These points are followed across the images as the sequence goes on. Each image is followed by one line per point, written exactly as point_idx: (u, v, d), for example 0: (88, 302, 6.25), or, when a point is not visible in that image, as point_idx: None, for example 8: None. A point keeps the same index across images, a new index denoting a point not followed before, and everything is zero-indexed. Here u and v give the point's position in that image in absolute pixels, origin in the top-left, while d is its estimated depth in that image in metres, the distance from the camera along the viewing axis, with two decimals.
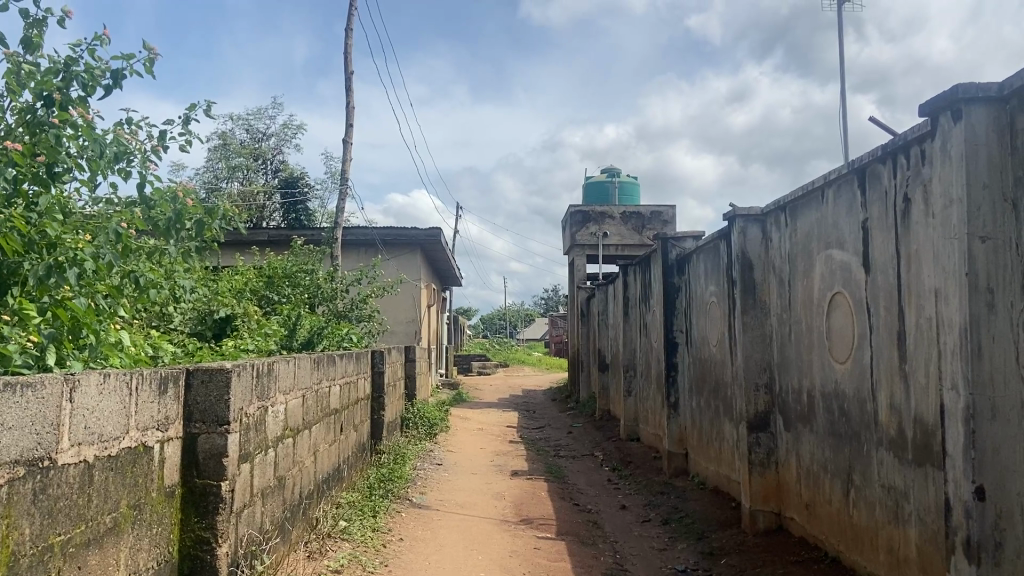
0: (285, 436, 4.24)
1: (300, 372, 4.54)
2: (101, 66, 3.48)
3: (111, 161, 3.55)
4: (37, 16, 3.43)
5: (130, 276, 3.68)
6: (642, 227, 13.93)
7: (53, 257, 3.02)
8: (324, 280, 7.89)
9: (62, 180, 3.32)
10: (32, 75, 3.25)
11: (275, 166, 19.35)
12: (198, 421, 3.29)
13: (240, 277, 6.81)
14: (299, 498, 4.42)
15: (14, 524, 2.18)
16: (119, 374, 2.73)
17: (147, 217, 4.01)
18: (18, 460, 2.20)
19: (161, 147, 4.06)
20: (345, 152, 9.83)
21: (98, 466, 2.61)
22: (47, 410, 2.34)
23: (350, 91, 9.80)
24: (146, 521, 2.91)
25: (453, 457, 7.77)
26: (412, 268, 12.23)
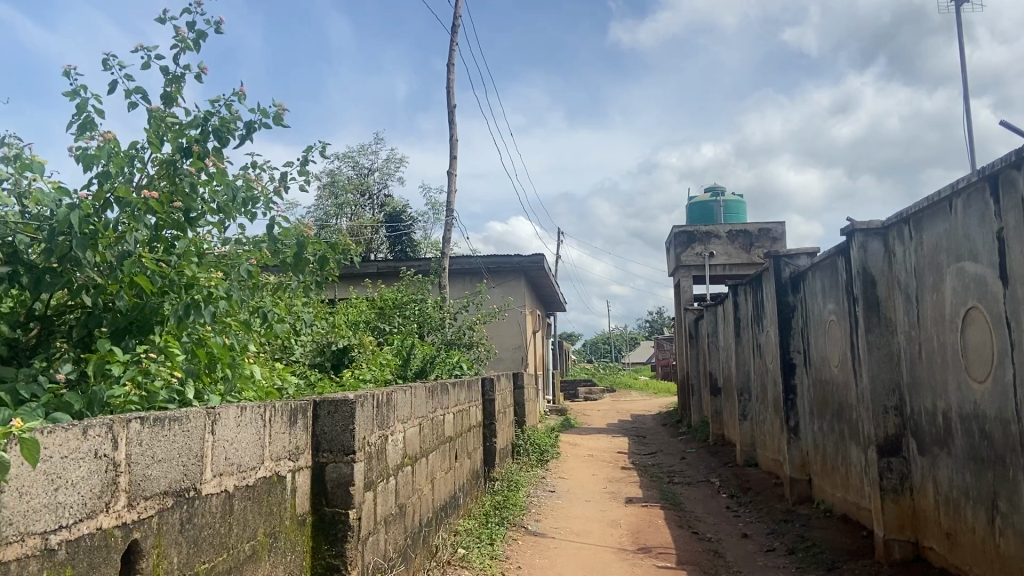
0: (405, 464, 4.33)
1: (416, 401, 4.64)
2: (234, 118, 3.69)
3: (239, 205, 3.74)
4: (176, 73, 3.68)
5: (258, 311, 3.88)
6: (750, 246, 13.58)
7: (190, 296, 3.19)
8: (433, 308, 8.06)
9: (197, 224, 3.49)
10: (172, 129, 3.49)
11: (380, 199, 20.04)
12: (326, 450, 3.40)
13: (354, 308, 7.04)
14: (420, 526, 4.49)
15: (163, 554, 2.31)
16: (254, 407, 2.87)
17: (275, 253, 4.20)
18: (166, 492, 2.34)
19: (283, 187, 4.25)
20: (450, 183, 10.05)
21: (237, 496, 2.73)
22: (192, 443, 2.47)
23: (453, 124, 10.04)
24: (281, 548, 3.01)
25: (566, 484, 7.72)
26: (517, 294, 12.33)
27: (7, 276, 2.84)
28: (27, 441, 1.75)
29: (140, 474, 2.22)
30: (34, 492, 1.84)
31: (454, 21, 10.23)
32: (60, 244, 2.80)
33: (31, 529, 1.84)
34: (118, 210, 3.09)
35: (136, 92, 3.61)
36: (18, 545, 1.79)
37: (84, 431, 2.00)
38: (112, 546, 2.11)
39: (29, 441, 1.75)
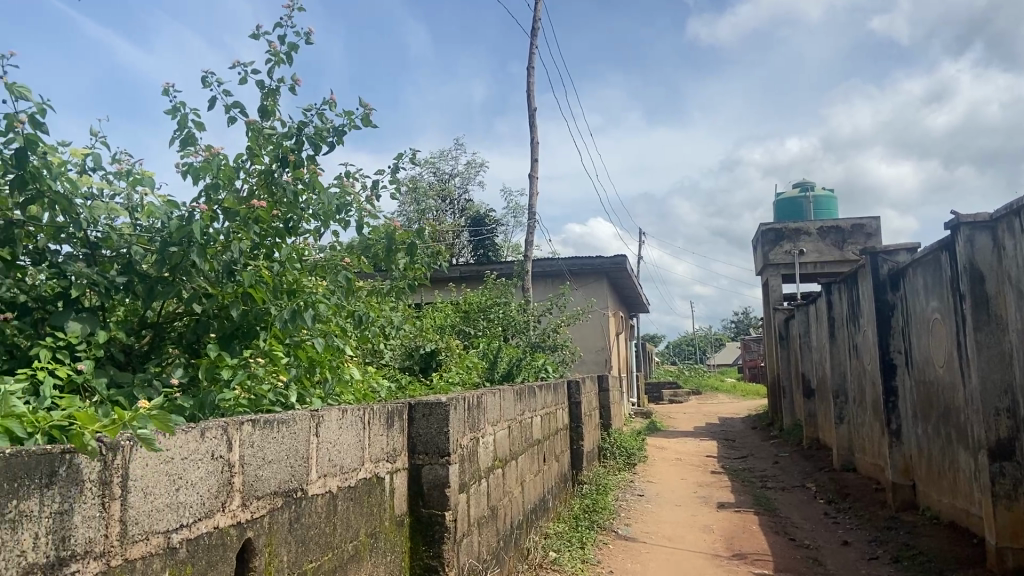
0: (496, 467, 4.34)
1: (505, 404, 4.65)
2: (327, 126, 3.78)
3: (333, 211, 3.83)
4: (271, 87, 3.79)
5: (353, 316, 3.98)
6: (843, 243, 13.12)
7: (294, 302, 3.32)
8: (517, 311, 8.10)
9: (296, 231, 3.62)
10: (269, 140, 3.60)
11: (461, 204, 20.29)
12: (421, 452, 3.45)
13: (440, 312, 7.14)
14: (511, 528, 4.50)
15: (274, 552, 2.38)
16: (354, 410, 2.93)
17: (367, 255, 4.27)
18: (276, 492, 2.41)
19: (374, 195, 4.33)
20: (531, 186, 10.07)
21: (340, 496, 2.79)
22: (299, 444, 2.55)
23: (533, 127, 10.07)
24: (381, 548, 3.07)
25: (655, 488, 7.63)
26: (599, 296, 12.26)
27: (123, 285, 3.03)
28: (156, 414, 1.87)
29: (253, 475, 2.30)
30: (156, 492, 1.94)
31: (533, 24, 10.26)
32: (173, 254, 2.96)
33: (155, 528, 1.93)
34: (225, 221, 3.20)
35: (235, 107, 3.74)
36: (143, 544, 1.89)
37: (202, 433, 2.10)
38: (228, 543, 2.19)
39: (159, 414, 1.87)
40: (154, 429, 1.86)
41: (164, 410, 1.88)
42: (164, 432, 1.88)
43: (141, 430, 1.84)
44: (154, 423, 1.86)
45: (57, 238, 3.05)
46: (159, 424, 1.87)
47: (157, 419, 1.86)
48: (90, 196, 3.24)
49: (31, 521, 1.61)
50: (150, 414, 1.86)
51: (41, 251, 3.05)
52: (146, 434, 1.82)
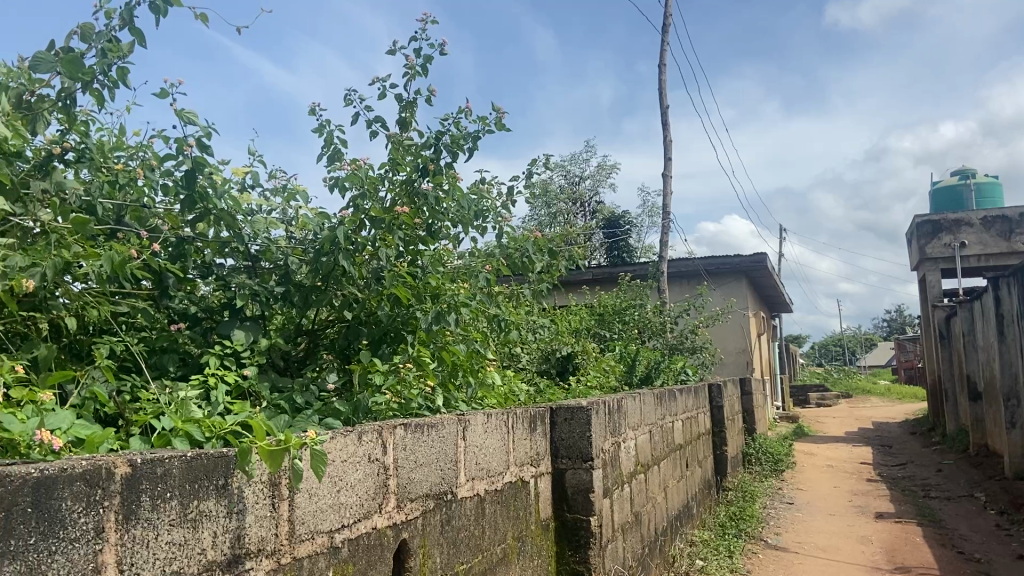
0: (638, 472, 4.28)
1: (646, 408, 4.58)
2: (463, 133, 3.86)
3: (472, 218, 3.91)
4: (409, 99, 3.91)
5: (494, 321, 4.04)
6: (1011, 232, 12.09)
7: (436, 305, 3.41)
8: (653, 313, 7.99)
9: (437, 236, 3.72)
10: (410, 150, 3.72)
11: (592, 206, 20.26)
12: (564, 457, 3.46)
13: (575, 315, 7.13)
14: (656, 535, 4.42)
15: (427, 554, 2.48)
16: (499, 414, 2.98)
17: (509, 262, 4.32)
18: (428, 495, 2.51)
19: (510, 201, 4.38)
20: (666, 185, 9.91)
21: (488, 500, 2.84)
22: (447, 448, 2.64)
23: (666, 125, 9.91)
24: (528, 552, 3.09)
25: (804, 495, 7.29)
26: (739, 296, 11.88)
27: (282, 295, 3.25)
28: (314, 453, 1.90)
29: (405, 478, 2.41)
30: (320, 493, 2.10)
31: (663, 20, 10.10)
32: (326, 263, 3.14)
33: (320, 527, 2.09)
34: (371, 229, 3.28)
35: (376, 121, 3.90)
36: (309, 542, 2.06)
37: (359, 436, 2.24)
38: (386, 544, 2.32)
39: (315, 454, 1.89)
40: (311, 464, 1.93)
41: (317, 455, 1.89)
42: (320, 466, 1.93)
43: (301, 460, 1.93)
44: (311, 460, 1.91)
45: (222, 252, 3.33)
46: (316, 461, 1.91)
47: (310, 458, 1.89)
48: (250, 212, 3.48)
49: (210, 519, 1.80)
50: (306, 452, 1.89)
51: (208, 265, 3.34)
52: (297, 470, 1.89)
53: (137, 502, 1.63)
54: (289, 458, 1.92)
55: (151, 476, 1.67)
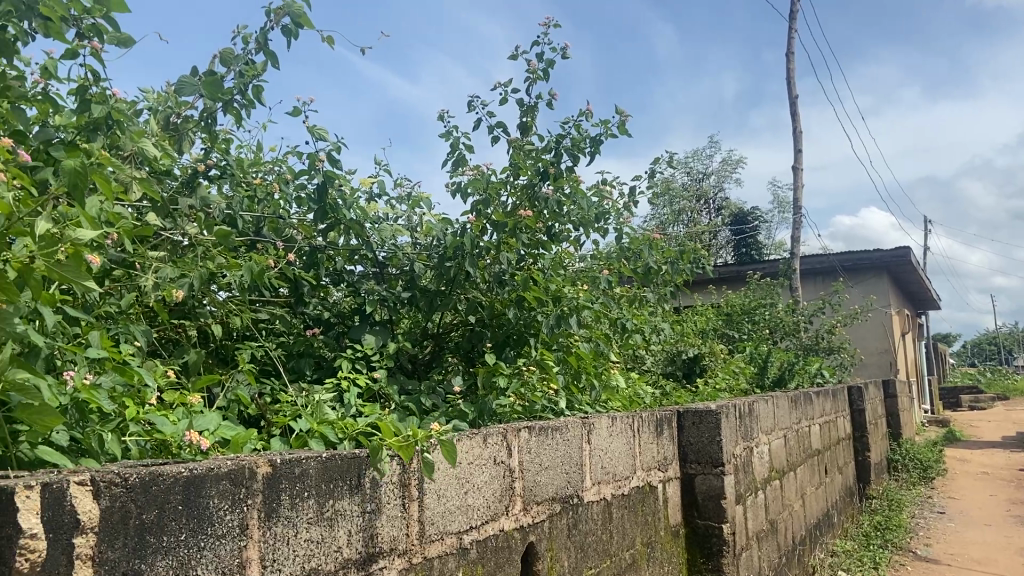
0: (773, 478, 4.10)
1: (780, 411, 4.39)
2: (583, 136, 3.83)
3: (593, 219, 3.88)
4: (529, 103, 3.92)
5: (617, 323, 4.00)
6: None
7: (558, 307, 3.40)
8: (785, 312, 7.66)
9: (558, 238, 3.71)
10: (532, 154, 3.73)
11: (718, 203, 19.72)
12: (693, 462, 3.36)
13: (701, 315, 6.95)
14: (793, 544, 4.23)
15: (555, 557, 2.52)
16: (624, 417, 2.98)
17: (633, 264, 4.25)
18: (554, 498, 2.55)
19: (632, 201, 4.31)
20: (796, 179, 9.49)
21: (615, 504, 2.85)
22: (573, 451, 2.67)
23: (795, 117, 9.50)
24: (658, 558, 3.07)
25: (958, 505, 6.78)
26: (880, 292, 11.23)
27: (408, 299, 3.41)
28: (445, 442, 1.99)
29: (531, 480, 2.47)
30: (448, 494, 2.17)
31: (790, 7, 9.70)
32: (451, 269, 3.27)
33: (449, 528, 2.16)
34: (495, 233, 3.34)
35: (497, 127, 3.93)
36: (439, 542, 2.13)
37: (484, 438, 2.31)
38: (513, 546, 2.37)
39: (446, 443, 1.99)
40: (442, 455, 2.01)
41: (449, 442, 1.99)
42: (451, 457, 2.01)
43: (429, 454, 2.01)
44: (442, 450, 2.00)
45: (352, 259, 3.50)
46: (446, 451, 2.00)
47: (441, 447, 1.99)
48: (378, 221, 3.60)
49: (345, 518, 1.88)
50: (438, 441, 1.99)
51: (340, 272, 3.50)
52: (428, 460, 2.00)
53: (276, 501, 1.72)
54: (421, 449, 2.01)
55: (289, 476, 1.75)
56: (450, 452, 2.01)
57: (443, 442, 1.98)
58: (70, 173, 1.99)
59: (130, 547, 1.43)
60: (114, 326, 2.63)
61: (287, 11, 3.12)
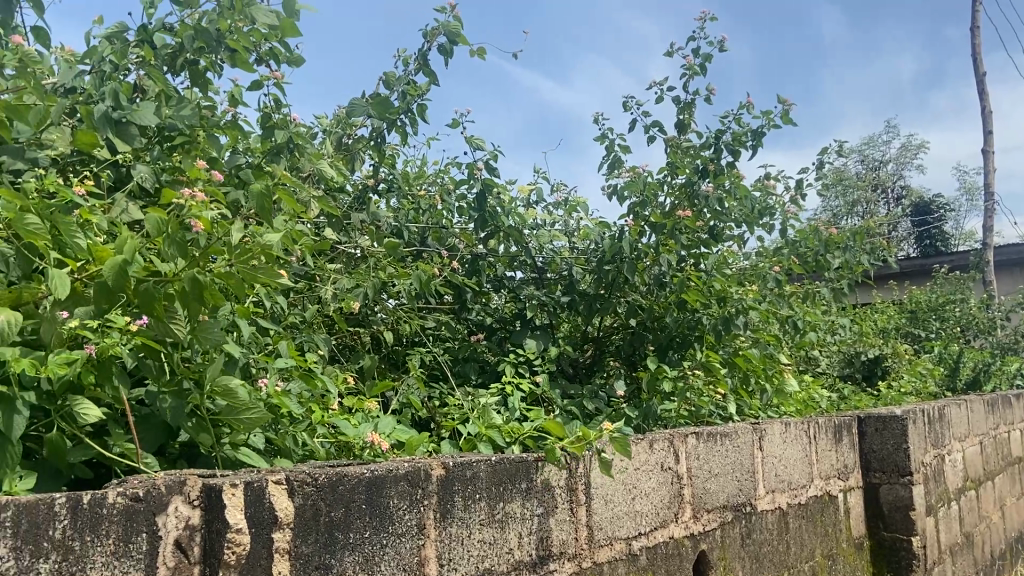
0: (967, 488, 3.78)
1: (975, 415, 4.03)
2: (745, 130, 3.69)
3: (757, 216, 3.74)
4: (686, 100, 3.84)
5: (788, 323, 3.84)
6: None
7: (725, 309, 3.31)
8: (978, 308, 7.03)
9: (721, 237, 3.59)
10: (690, 151, 3.64)
11: (896, 193, 18.42)
12: (877, 470, 3.37)
13: (881, 313, 6.52)
14: (993, 559, 3.88)
15: (729, 566, 2.62)
16: (798, 424, 3.04)
17: (803, 260, 4.06)
18: (726, 505, 2.64)
19: (800, 195, 4.11)
20: (988, 161, 8.68)
21: (791, 514, 2.93)
22: (744, 459, 2.75)
23: (984, 94, 8.69)
24: (841, 570, 3.10)
25: None
26: None
27: (568, 303, 3.45)
28: (617, 437, 2.03)
29: (702, 487, 2.56)
30: (616, 500, 2.24)
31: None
32: (609, 272, 3.30)
33: (617, 534, 2.25)
34: (653, 234, 3.35)
35: (653, 126, 3.88)
36: (608, 548, 2.22)
37: (651, 445, 2.38)
38: (684, 554, 2.46)
39: (619, 438, 2.03)
40: (615, 452, 2.05)
41: (622, 436, 2.03)
42: (625, 453, 2.04)
43: (603, 452, 2.06)
44: (614, 447, 2.05)
45: (511, 264, 3.54)
46: (620, 447, 2.03)
47: (616, 442, 2.02)
48: (536, 227, 3.67)
49: (515, 521, 1.95)
50: (610, 437, 2.03)
51: (500, 278, 3.56)
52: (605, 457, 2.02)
53: (450, 502, 1.79)
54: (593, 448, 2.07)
55: (462, 479, 1.82)
56: (625, 447, 2.03)
57: (616, 437, 2.02)
58: (259, 197, 2.22)
59: (321, 543, 1.53)
60: (299, 335, 2.84)
61: (442, 30, 3.23)
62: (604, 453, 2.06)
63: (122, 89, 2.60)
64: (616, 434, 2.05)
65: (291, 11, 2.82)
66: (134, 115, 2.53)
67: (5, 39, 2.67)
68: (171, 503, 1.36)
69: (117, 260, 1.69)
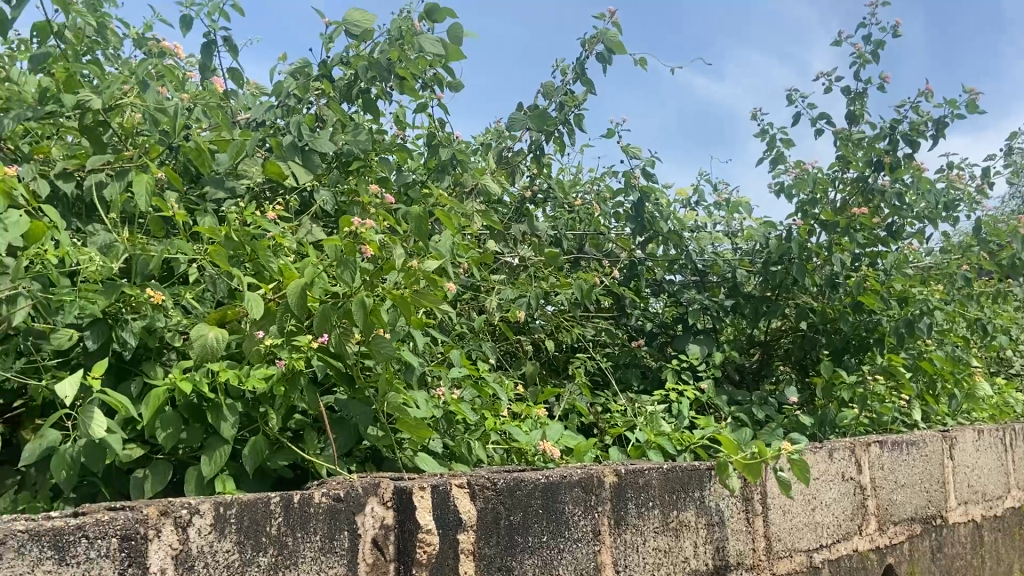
0: None
1: None
2: (923, 119, 3.46)
3: (940, 210, 3.50)
4: (856, 90, 3.65)
5: (977, 323, 3.56)
6: None
7: (908, 310, 3.13)
8: None
9: (900, 234, 3.38)
10: (861, 144, 3.46)
11: None
12: None
13: None
14: None
15: None
16: (991, 431, 2.91)
17: (993, 254, 3.75)
18: (913, 518, 2.54)
19: (988, 184, 3.80)
20: None
21: (986, 527, 2.81)
22: (933, 469, 2.63)
23: None
24: None
25: None
26: None
27: (732, 307, 3.37)
28: (796, 460, 1.95)
29: (887, 499, 2.46)
30: (794, 511, 2.18)
31: None
32: (777, 274, 3.21)
33: (798, 546, 2.19)
34: (824, 233, 3.20)
35: (820, 119, 3.73)
36: (788, 560, 2.16)
37: (830, 454, 2.28)
38: (869, 567, 2.37)
39: (798, 462, 1.95)
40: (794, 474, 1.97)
41: (802, 460, 1.95)
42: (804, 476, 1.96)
43: (781, 473, 1.98)
44: (794, 469, 1.97)
45: (671, 269, 3.49)
46: (798, 470, 1.96)
47: (795, 468, 1.94)
48: (697, 229, 3.61)
49: (689, 530, 1.94)
50: (790, 461, 1.94)
51: (660, 282, 3.52)
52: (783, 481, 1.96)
53: (624, 509, 1.81)
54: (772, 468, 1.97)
55: (635, 485, 1.83)
56: (804, 471, 1.95)
57: (795, 460, 1.93)
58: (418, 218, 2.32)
59: (503, 545, 1.58)
60: (468, 343, 2.96)
61: (600, 39, 3.26)
62: (782, 474, 1.98)
63: (305, 120, 2.82)
64: (795, 455, 1.97)
65: (454, 36, 2.95)
66: (315, 142, 2.73)
67: (205, 81, 2.96)
68: (368, 503, 1.47)
69: (298, 285, 1.84)
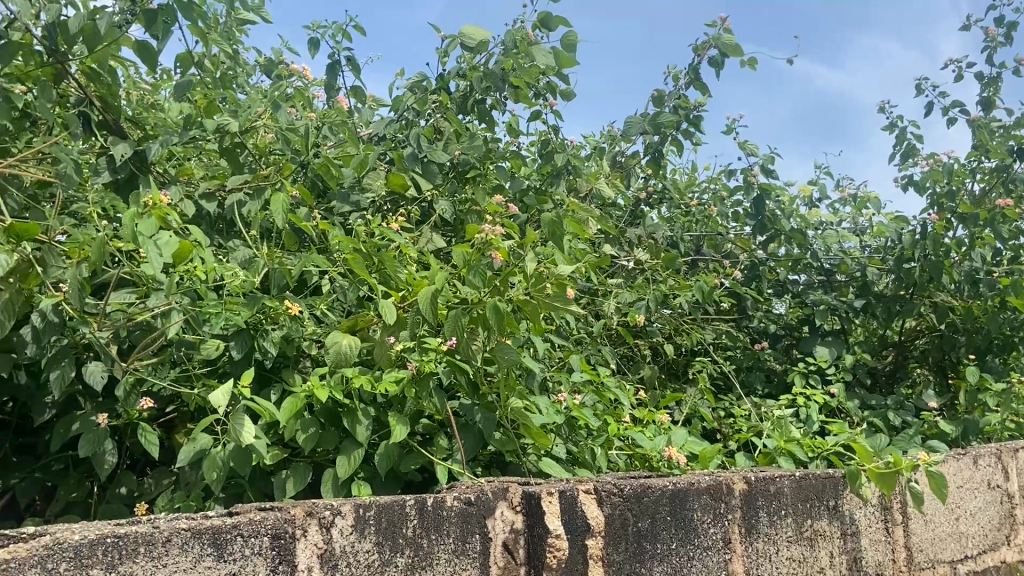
0: None
1: None
2: None
3: None
4: (991, 74, 3.42)
5: None
6: None
7: None
8: None
9: None
10: (999, 131, 3.24)
11: None
12: None
13: None
14: None
15: None
16: None
17: None
18: None
19: None
20: None
21: None
22: None
23: None
24: None
25: None
26: None
27: (862, 308, 3.21)
28: (933, 475, 1.88)
29: None
30: (937, 521, 2.07)
31: None
32: (911, 271, 3.04)
33: (941, 557, 2.08)
34: (961, 228, 3.02)
35: (951, 107, 3.52)
36: (931, 572, 2.05)
37: (974, 461, 2.18)
38: None
39: (935, 476, 1.87)
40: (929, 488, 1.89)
41: (940, 475, 1.87)
42: (940, 493, 1.88)
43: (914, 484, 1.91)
44: (929, 483, 1.89)
45: (795, 269, 3.37)
46: (935, 485, 1.88)
47: (932, 482, 1.86)
48: (821, 226, 3.48)
49: (825, 540, 1.87)
50: (926, 474, 1.87)
51: (783, 283, 3.40)
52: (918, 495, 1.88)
53: (755, 518, 1.76)
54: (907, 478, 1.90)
55: (766, 494, 1.78)
56: (942, 486, 1.87)
57: (933, 475, 1.86)
58: (550, 224, 2.39)
59: (632, 552, 1.57)
60: (587, 349, 2.96)
61: (713, 43, 3.20)
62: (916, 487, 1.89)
63: (424, 132, 2.90)
64: (933, 472, 1.88)
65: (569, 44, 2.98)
66: (434, 154, 2.81)
67: (330, 100, 3.09)
68: (498, 507, 1.49)
69: (428, 291, 1.90)
